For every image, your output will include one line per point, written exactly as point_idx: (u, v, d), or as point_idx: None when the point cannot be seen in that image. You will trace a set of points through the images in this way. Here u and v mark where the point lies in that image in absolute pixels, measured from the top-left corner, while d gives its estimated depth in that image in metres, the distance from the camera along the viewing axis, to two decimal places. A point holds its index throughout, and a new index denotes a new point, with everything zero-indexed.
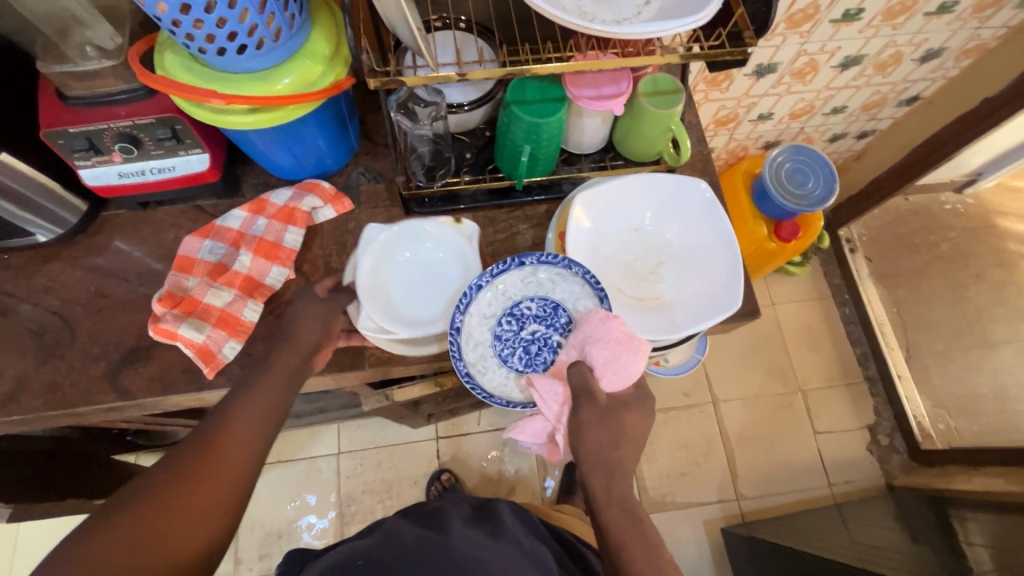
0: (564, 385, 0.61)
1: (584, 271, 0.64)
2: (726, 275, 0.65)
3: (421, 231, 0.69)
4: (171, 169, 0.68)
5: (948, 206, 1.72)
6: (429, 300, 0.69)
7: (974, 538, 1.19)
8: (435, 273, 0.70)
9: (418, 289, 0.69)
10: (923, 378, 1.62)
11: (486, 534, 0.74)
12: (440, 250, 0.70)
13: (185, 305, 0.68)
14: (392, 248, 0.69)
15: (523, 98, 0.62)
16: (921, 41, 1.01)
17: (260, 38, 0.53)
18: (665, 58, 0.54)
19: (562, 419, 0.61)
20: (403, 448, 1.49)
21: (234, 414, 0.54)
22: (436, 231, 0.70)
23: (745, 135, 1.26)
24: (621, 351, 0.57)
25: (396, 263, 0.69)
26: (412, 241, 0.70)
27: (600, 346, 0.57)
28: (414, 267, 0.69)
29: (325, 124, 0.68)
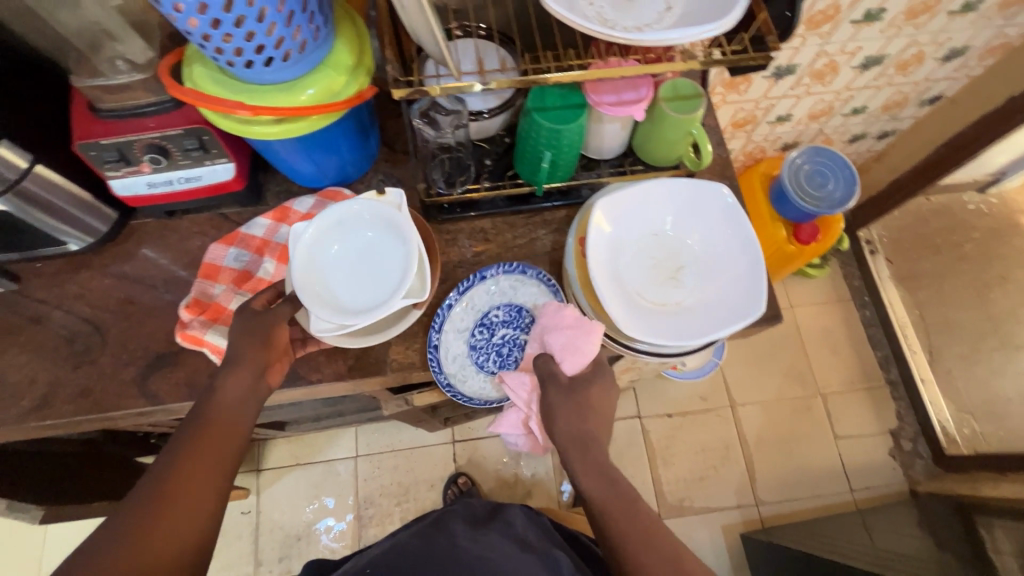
0: (531, 373, 0.66)
1: (537, 273, 0.71)
2: (747, 281, 0.65)
3: (346, 216, 0.66)
4: (198, 178, 0.70)
5: (971, 207, 1.68)
6: (373, 285, 0.65)
7: (1001, 546, 1.17)
8: (375, 256, 0.67)
9: (359, 275, 0.66)
10: (947, 382, 1.59)
11: (492, 533, 0.75)
12: (372, 232, 0.67)
13: (211, 312, 0.69)
14: (321, 244, 0.66)
15: (542, 105, 0.62)
16: (944, 40, 0.99)
17: (285, 51, 0.54)
18: (686, 64, 0.54)
19: (531, 405, 0.66)
20: (420, 451, 1.50)
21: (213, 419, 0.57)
22: (362, 212, 0.66)
23: (763, 137, 1.25)
24: (577, 336, 0.63)
25: (329, 257, 0.66)
26: (343, 229, 0.67)
27: (556, 334, 0.64)
28: (350, 255, 0.67)
29: (347, 133, 0.69)
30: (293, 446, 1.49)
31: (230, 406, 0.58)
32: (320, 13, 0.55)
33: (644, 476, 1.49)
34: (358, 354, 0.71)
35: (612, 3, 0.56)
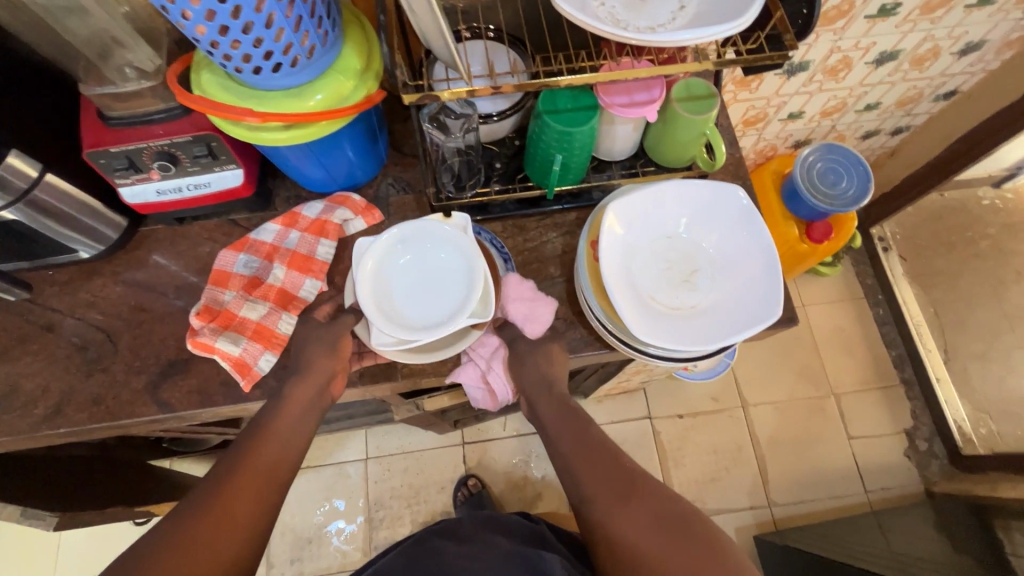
0: (495, 336, 0.70)
1: (490, 237, 0.70)
2: (762, 283, 0.63)
3: (412, 234, 0.66)
4: (207, 185, 0.69)
5: (987, 202, 1.66)
6: (437, 303, 0.65)
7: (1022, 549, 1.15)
8: (440, 273, 0.66)
9: (423, 292, 0.66)
10: (964, 381, 1.56)
11: (478, 546, 0.77)
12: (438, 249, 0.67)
13: (221, 319, 0.69)
14: (387, 258, 0.66)
15: (554, 107, 0.61)
16: (960, 34, 0.97)
17: (294, 57, 0.53)
18: (701, 65, 0.53)
19: (494, 364, 0.69)
20: (429, 453, 1.50)
21: (272, 429, 0.61)
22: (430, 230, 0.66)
23: (774, 135, 1.23)
24: (537, 305, 0.68)
25: (393, 272, 0.66)
26: (409, 244, 0.67)
27: (517, 304, 0.68)
28: (415, 271, 0.66)
29: (356, 137, 0.69)
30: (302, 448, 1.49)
31: (288, 419, 0.62)
32: (328, 17, 0.55)
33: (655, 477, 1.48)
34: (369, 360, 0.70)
35: (624, 2, 0.55)
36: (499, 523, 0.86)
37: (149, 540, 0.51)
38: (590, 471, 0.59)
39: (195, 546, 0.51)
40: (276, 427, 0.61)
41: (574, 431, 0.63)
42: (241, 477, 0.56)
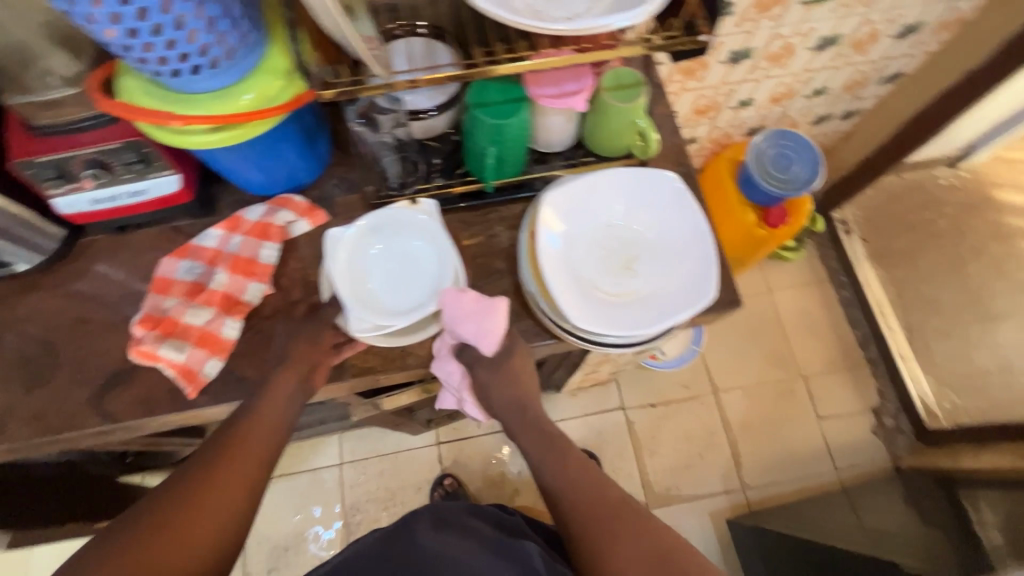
0: (454, 362, 0.67)
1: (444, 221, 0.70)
2: (699, 267, 0.65)
3: (384, 222, 0.67)
4: (143, 193, 0.69)
5: (942, 182, 1.71)
6: (414, 289, 0.67)
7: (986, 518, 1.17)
8: (414, 260, 0.67)
9: (398, 280, 0.67)
10: (926, 357, 1.60)
11: (456, 535, 0.74)
12: (411, 237, 0.68)
13: (164, 326, 0.68)
14: (359, 247, 0.67)
15: (483, 101, 0.62)
16: (896, 17, 1.00)
17: (213, 58, 0.52)
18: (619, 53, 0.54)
19: (463, 388, 0.69)
20: (405, 455, 1.49)
21: (248, 429, 0.60)
22: (402, 219, 0.67)
23: (727, 123, 1.25)
24: (483, 319, 0.62)
25: (368, 260, 0.67)
26: (379, 234, 0.68)
27: (464, 322, 0.62)
28: (387, 259, 0.67)
29: (292, 138, 0.69)
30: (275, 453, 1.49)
31: (267, 416, 0.62)
32: (248, 18, 0.54)
33: (630, 467, 1.49)
34: None
35: None
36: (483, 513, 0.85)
37: (112, 543, 0.50)
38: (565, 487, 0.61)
39: (162, 548, 0.50)
40: (253, 425, 0.61)
41: (545, 447, 0.65)
42: (217, 478, 0.55)
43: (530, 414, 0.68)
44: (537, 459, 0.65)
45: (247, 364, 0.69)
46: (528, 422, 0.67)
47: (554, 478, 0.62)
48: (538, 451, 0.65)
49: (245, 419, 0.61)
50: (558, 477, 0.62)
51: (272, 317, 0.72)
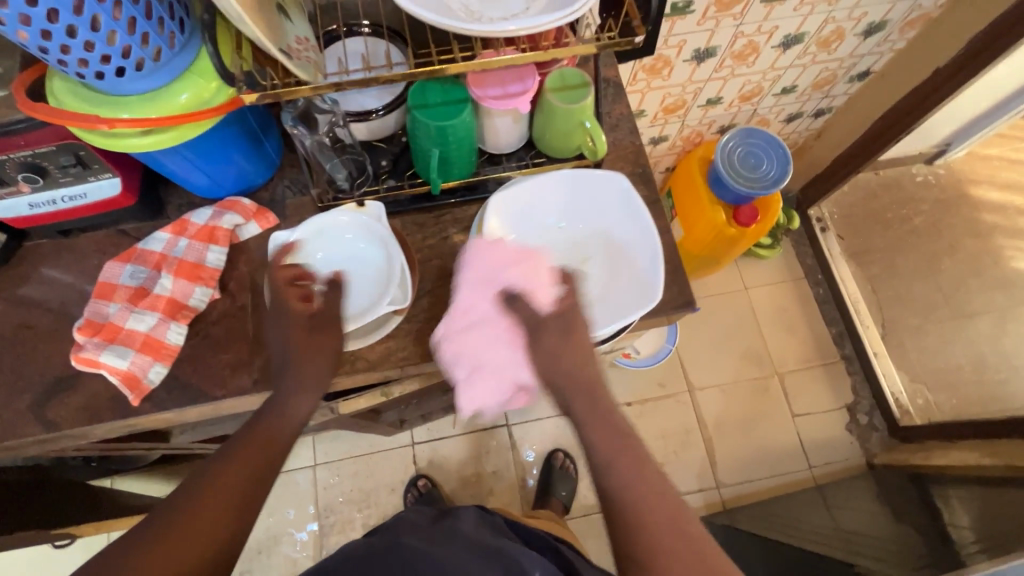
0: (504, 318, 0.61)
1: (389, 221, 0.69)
2: (647, 266, 0.65)
3: (331, 225, 0.66)
4: (82, 196, 0.67)
5: (920, 178, 1.76)
6: (358, 293, 0.66)
7: (960, 519, 1.16)
8: (361, 264, 0.67)
9: (344, 284, 0.66)
10: (901, 354, 1.61)
11: (440, 538, 0.70)
12: (359, 241, 0.67)
13: (106, 332, 0.67)
14: (304, 250, 0.66)
15: (424, 102, 0.61)
16: (860, 15, 0.99)
17: (138, 59, 0.51)
18: (559, 52, 0.54)
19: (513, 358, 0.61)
20: (379, 455, 1.49)
21: (255, 441, 0.55)
22: (349, 222, 0.66)
23: (697, 121, 1.25)
24: (536, 265, 0.62)
25: (314, 263, 0.66)
26: (323, 237, 0.66)
27: (511, 269, 0.63)
28: (334, 262, 0.66)
29: (234, 140, 0.68)
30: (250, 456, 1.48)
31: (276, 435, 0.57)
32: (173, 19, 0.53)
33: None
34: (266, 367, 0.69)
35: None
36: (468, 511, 0.82)
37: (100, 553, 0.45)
38: (636, 500, 0.52)
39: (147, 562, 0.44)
40: (261, 439, 0.56)
41: (620, 448, 0.55)
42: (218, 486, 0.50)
43: (604, 407, 0.58)
44: (609, 456, 0.54)
45: (193, 369, 0.68)
46: (599, 411, 0.58)
47: (627, 486, 0.53)
48: (613, 448, 0.55)
49: (252, 436, 0.56)
50: (630, 487, 0.53)
51: (220, 322, 0.71)
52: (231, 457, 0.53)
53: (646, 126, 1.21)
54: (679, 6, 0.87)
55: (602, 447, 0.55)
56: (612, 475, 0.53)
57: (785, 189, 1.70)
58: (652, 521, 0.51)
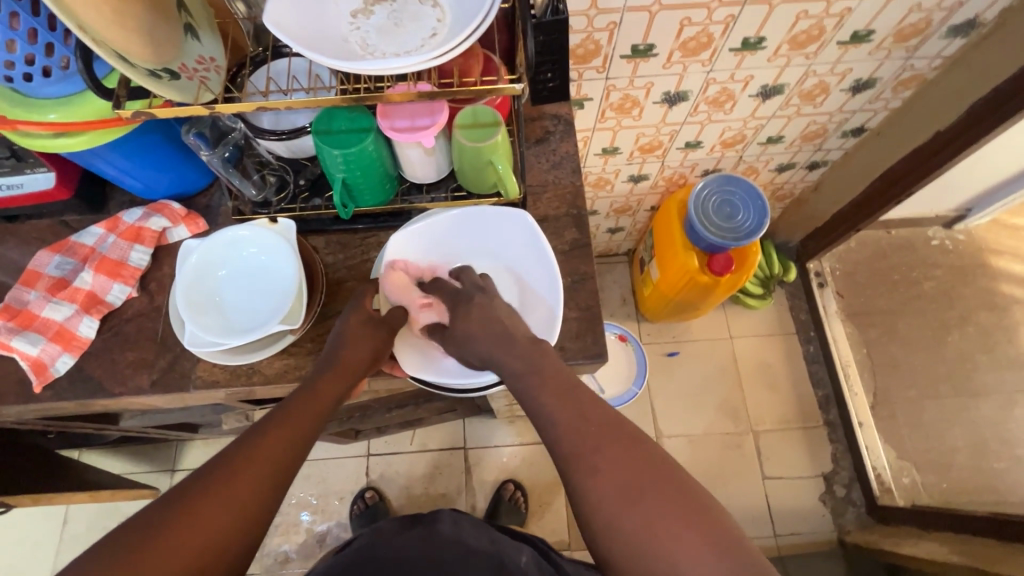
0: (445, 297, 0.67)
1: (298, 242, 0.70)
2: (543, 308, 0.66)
3: (238, 238, 0.67)
4: (20, 187, 0.71)
5: (935, 242, 1.65)
6: (258, 307, 0.66)
7: None
8: (264, 278, 0.67)
9: (245, 299, 0.67)
10: (891, 427, 1.50)
11: (423, 556, 0.77)
12: (264, 255, 0.68)
13: (21, 318, 0.69)
14: (210, 263, 0.67)
15: (328, 128, 0.61)
16: (845, 71, 0.95)
17: (44, 66, 0.54)
18: (468, 91, 0.54)
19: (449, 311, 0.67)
20: (333, 462, 1.49)
21: (287, 420, 0.55)
22: (254, 236, 0.67)
23: (679, 163, 1.21)
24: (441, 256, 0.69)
25: (220, 276, 0.67)
26: (230, 251, 0.68)
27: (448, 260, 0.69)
28: (239, 276, 0.67)
29: (164, 147, 0.69)
30: (212, 449, 1.50)
31: (311, 411, 0.57)
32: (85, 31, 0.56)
33: (557, 503, 1.44)
34: (166, 369, 0.70)
35: (380, 26, 0.55)
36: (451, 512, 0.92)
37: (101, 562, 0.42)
38: (626, 485, 0.48)
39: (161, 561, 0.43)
40: (295, 417, 0.56)
41: (601, 431, 0.51)
42: (246, 470, 0.50)
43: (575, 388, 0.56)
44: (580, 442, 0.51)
45: (99, 364, 0.70)
46: (569, 392, 0.55)
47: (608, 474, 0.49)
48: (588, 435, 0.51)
49: (289, 411, 0.56)
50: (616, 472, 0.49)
51: (133, 320, 0.73)
52: (266, 433, 0.53)
53: (622, 163, 1.18)
54: (639, 48, 0.85)
55: (573, 440, 0.51)
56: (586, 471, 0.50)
57: (784, 238, 1.63)
58: (648, 506, 0.47)
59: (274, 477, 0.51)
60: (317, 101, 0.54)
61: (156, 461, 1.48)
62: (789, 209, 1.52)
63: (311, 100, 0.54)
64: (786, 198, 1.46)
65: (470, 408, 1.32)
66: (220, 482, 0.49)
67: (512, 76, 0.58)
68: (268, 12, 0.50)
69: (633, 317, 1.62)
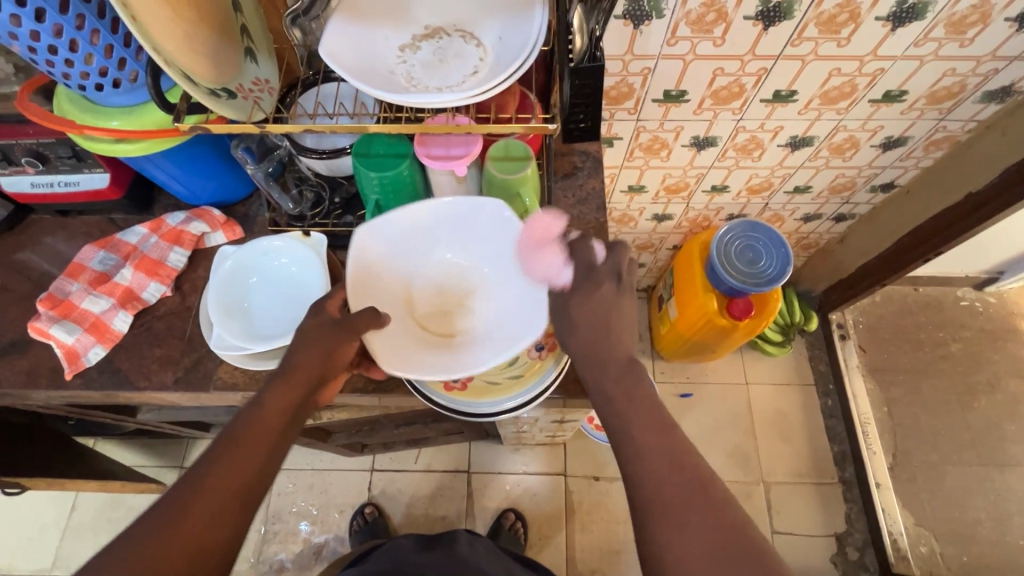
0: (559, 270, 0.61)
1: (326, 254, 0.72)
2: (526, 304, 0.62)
3: (271, 248, 0.71)
4: (76, 185, 0.75)
5: (964, 302, 1.62)
6: (282, 315, 0.69)
7: None
8: (291, 286, 0.70)
9: (272, 306, 0.69)
10: (910, 492, 1.44)
11: None
12: (293, 265, 0.71)
13: (62, 308, 0.73)
14: (243, 269, 0.71)
15: (367, 151, 0.65)
16: (876, 128, 0.96)
17: (114, 78, 0.58)
18: (501, 129, 0.57)
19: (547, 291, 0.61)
20: (337, 475, 1.49)
21: (239, 443, 0.52)
22: (287, 246, 0.70)
23: (704, 206, 1.22)
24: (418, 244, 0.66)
25: (250, 284, 0.70)
26: (262, 260, 0.71)
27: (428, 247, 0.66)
28: (268, 284, 0.70)
29: (211, 157, 0.73)
30: None
31: (264, 430, 0.54)
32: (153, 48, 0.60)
33: (557, 538, 1.42)
34: (190, 368, 0.72)
35: (425, 61, 0.58)
36: (466, 534, 0.91)
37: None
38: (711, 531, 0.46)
39: None
40: (250, 439, 0.53)
41: (687, 489, 0.47)
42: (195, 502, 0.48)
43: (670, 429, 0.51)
44: (667, 493, 0.47)
45: (128, 357, 0.73)
46: (665, 436, 0.50)
47: (698, 537, 0.45)
48: (675, 486, 0.47)
49: (242, 432, 0.53)
50: (707, 541, 0.45)
51: (165, 317, 0.76)
52: (216, 461, 0.50)
53: (647, 202, 1.20)
54: (672, 94, 0.87)
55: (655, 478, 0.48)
56: (671, 527, 0.46)
57: (807, 286, 1.61)
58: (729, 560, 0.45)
59: (233, 502, 0.49)
60: (359, 127, 0.57)
61: (165, 455, 1.51)
62: (813, 258, 1.51)
63: (354, 126, 0.57)
64: (811, 247, 1.45)
65: (477, 431, 1.32)
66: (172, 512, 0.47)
67: (546, 115, 0.61)
68: (324, 46, 0.54)
69: (648, 354, 1.61)
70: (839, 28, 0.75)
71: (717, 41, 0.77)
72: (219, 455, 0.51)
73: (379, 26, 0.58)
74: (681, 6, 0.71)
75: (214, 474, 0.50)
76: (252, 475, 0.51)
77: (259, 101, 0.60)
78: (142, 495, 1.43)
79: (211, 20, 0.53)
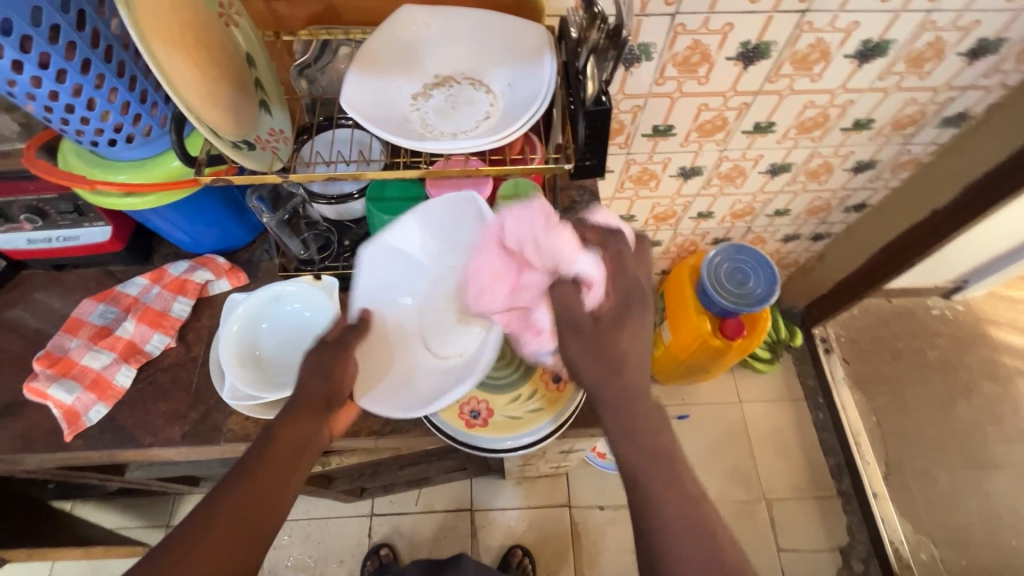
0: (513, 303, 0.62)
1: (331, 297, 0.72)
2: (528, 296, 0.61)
3: (282, 293, 0.70)
4: (76, 239, 0.74)
5: (936, 311, 1.70)
6: (294, 363, 0.68)
7: None
8: (303, 332, 0.70)
9: (285, 354, 0.69)
10: (905, 499, 1.47)
11: None
12: (306, 310, 0.70)
13: (61, 365, 0.70)
14: (255, 314, 0.70)
15: (380, 196, 0.68)
16: (847, 153, 1.02)
17: (128, 133, 0.58)
18: (514, 169, 0.59)
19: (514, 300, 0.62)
20: (334, 522, 1.44)
21: (254, 473, 0.53)
22: (298, 291, 0.70)
23: (690, 231, 1.27)
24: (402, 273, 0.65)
25: (259, 331, 0.69)
26: (274, 305, 0.70)
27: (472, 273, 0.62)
28: (280, 330, 0.70)
29: (217, 206, 0.74)
30: None
31: (280, 458, 0.55)
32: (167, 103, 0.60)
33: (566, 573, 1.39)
34: (197, 421, 0.70)
35: (438, 108, 0.61)
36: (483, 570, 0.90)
37: None
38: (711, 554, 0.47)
39: None
40: (266, 465, 0.54)
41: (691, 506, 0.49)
42: (208, 535, 0.49)
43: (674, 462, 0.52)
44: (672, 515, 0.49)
45: (131, 412, 0.70)
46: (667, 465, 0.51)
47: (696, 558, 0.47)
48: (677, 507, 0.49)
49: (257, 462, 0.54)
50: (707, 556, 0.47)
51: (169, 370, 0.74)
52: (228, 491, 0.52)
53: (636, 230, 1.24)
54: (660, 128, 0.92)
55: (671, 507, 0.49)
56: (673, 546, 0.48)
57: (789, 303, 1.67)
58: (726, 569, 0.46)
59: (244, 533, 0.50)
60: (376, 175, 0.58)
61: (151, 515, 1.43)
62: (794, 276, 1.57)
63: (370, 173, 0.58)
64: (792, 266, 1.51)
65: (480, 467, 1.30)
66: (184, 547, 0.48)
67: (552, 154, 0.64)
68: (344, 98, 0.56)
69: None
70: (812, 65, 0.81)
71: (701, 79, 0.82)
72: (234, 484, 0.53)
73: (392, 77, 0.61)
74: (669, 49, 0.76)
75: (226, 503, 0.51)
76: (266, 504, 0.52)
77: (275, 147, 0.61)
78: (127, 560, 1.35)
79: (229, 76, 0.55)
